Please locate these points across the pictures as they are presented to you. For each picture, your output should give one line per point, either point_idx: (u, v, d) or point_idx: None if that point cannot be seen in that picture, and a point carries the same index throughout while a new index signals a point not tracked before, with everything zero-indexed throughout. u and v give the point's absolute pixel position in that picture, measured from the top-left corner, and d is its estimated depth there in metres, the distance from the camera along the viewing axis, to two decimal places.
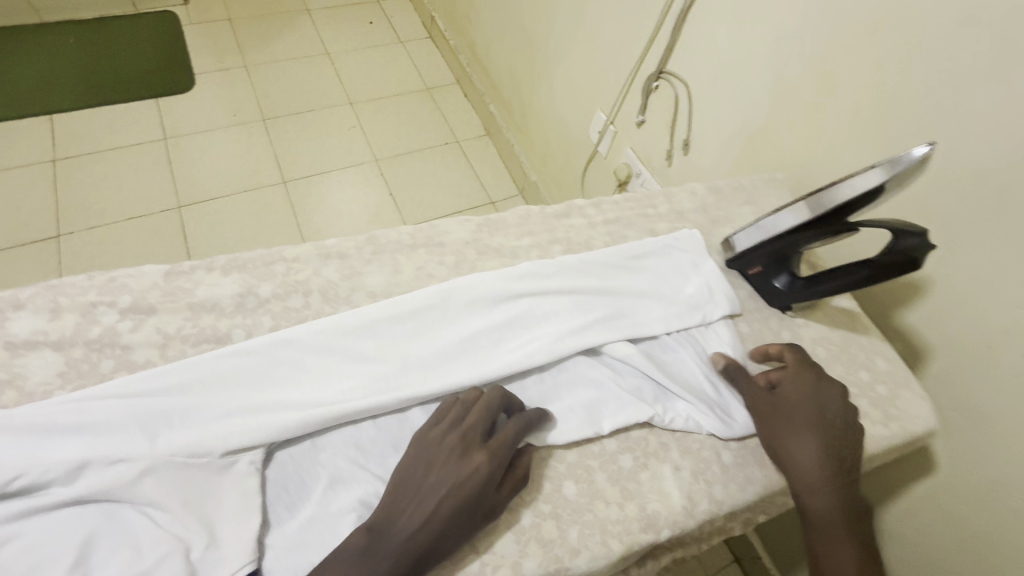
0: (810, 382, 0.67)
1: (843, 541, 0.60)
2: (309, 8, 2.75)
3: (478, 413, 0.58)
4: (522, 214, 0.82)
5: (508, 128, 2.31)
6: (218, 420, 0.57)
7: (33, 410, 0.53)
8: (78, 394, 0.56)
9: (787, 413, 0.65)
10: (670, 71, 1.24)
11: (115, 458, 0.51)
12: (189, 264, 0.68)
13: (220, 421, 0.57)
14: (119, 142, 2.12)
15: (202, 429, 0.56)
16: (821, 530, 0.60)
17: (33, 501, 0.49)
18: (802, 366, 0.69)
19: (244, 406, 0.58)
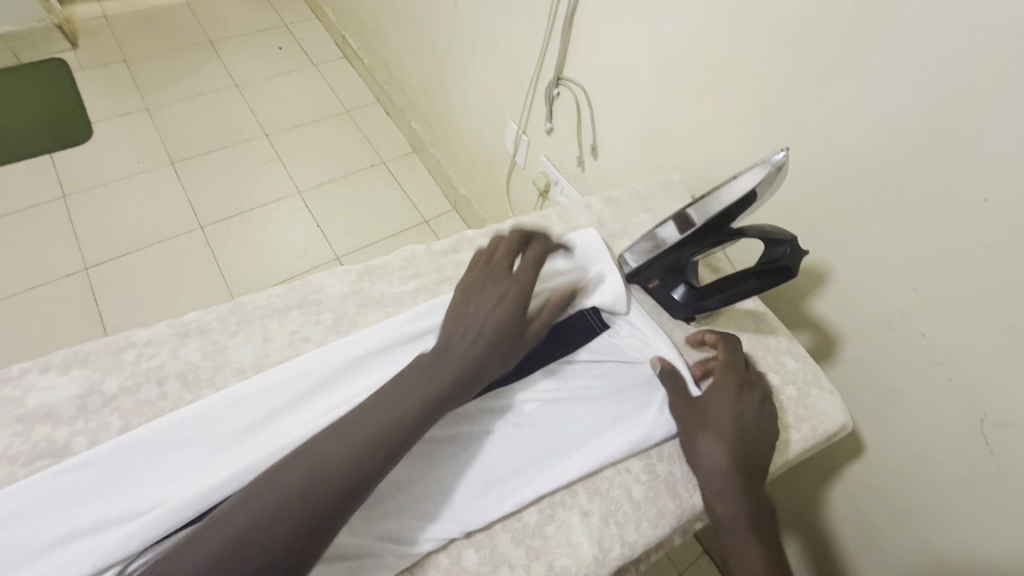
0: (733, 390, 0.66)
1: (748, 544, 0.58)
2: (211, 39, 2.62)
3: (493, 310, 0.61)
4: (407, 255, 0.77)
5: (431, 144, 2.25)
6: (56, 549, 0.50)
7: None
8: None
9: (702, 417, 0.64)
10: (567, 77, 1.21)
11: None
12: (20, 367, 0.60)
13: (57, 551, 0.50)
14: (10, 206, 1.96)
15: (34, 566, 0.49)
16: (727, 532, 0.59)
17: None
18: (727, 372, 0.68)
19: (87, 522, 0.52)
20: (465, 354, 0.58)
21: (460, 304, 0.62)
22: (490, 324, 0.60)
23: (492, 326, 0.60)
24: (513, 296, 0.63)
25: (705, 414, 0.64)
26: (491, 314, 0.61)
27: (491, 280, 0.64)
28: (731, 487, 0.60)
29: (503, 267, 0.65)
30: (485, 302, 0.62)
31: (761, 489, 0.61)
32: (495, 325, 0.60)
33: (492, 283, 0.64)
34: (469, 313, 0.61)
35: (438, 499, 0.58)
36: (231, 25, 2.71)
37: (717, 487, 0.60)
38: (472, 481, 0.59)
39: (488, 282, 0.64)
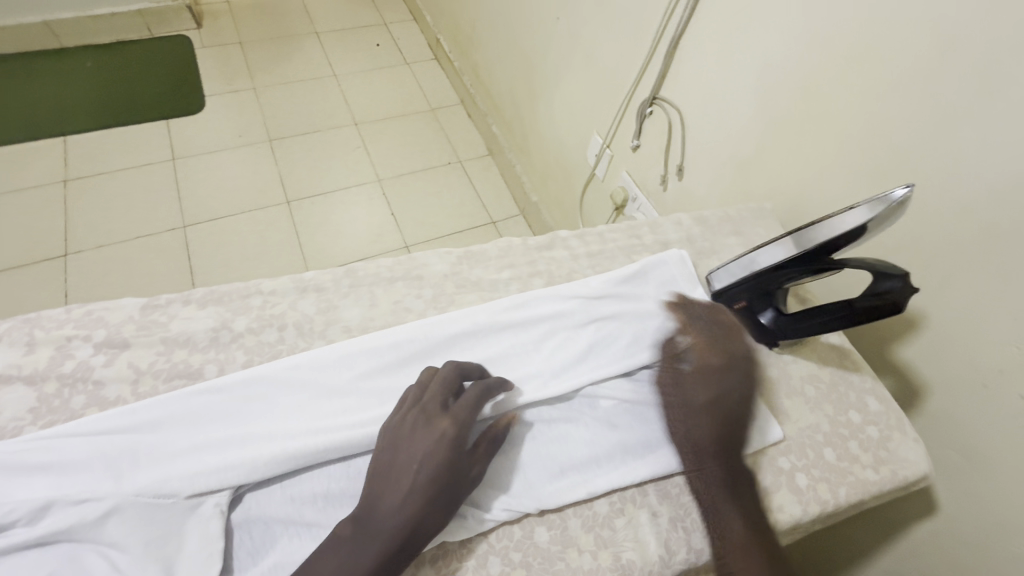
0: (715, 368, 0.69)
1: (728, 513, 0.61)
2: (317, 31, 2.81)
3: (433, 445, 0.55)
4: (503, 246, 0.81)
5: (509, 149, 2.32)
6: (186, 457, 0.56)
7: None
8: (50, 431, 0.56)
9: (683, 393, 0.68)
10: (664, 97, 1.23)
11: (80, 498, 0.51)
12: (167, 297, 0.69)
13: (188, 460, 0.56)
14: (129, 162, 2.17)
15: (167, 468, 0.55)
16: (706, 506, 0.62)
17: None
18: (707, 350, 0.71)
19: (215, 438, 0.58)
20: (416, 486, 0.53)
21: (392, 447, 0.55)
22: (432, 459, 0.54)
23: (437, 461, 0.54)
24: (449, 426, 0.56)
25: (682, 387, 0.68)
26: (430, 451, 0.54)
27: (420, 413, 0.57)
28: (705, 460, 0.64)
29: (434, 397, 0.59)
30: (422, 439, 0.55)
31: (737, 468, 0.65)
32: (439, 460, 0.54)
33: (426, 415, 0.57)
34: (406, 454, 0.54)
35: (517, 476, 0.60)
36: (336, 19, 2.90)
37: (694, 461, 0.64)
38: (550, 463, 0.62)
39: (418, 416, 0.57)
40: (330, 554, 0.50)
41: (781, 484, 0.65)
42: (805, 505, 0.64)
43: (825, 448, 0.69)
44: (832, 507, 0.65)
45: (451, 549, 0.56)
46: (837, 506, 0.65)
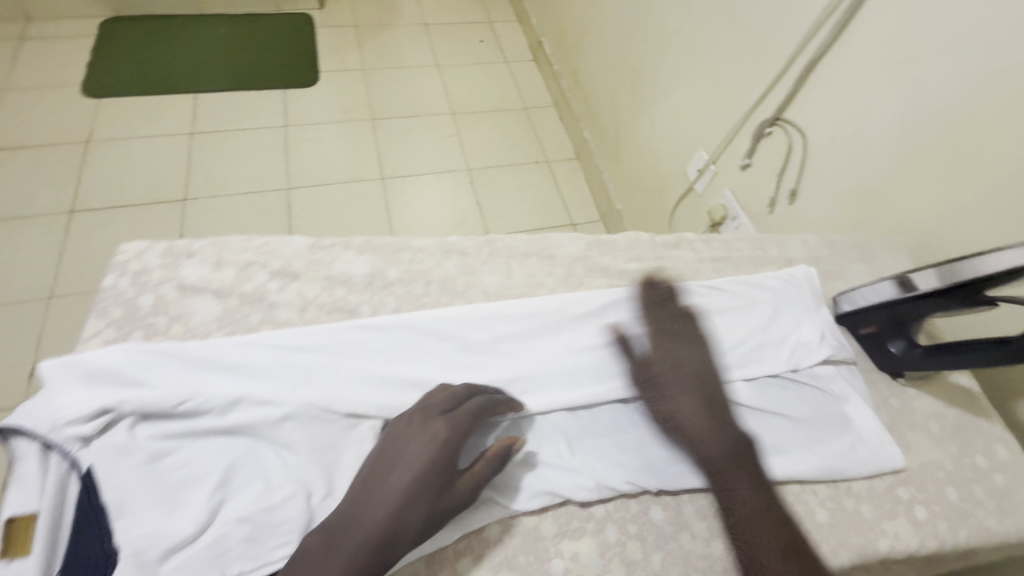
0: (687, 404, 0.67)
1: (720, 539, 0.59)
2: (426, 22, 2.93)
3: (419, 448, 0.54)
4: (631, 239, 0.84)
5: (599, 156, 2.34)
6: (348, 384, 0.62)
7: (199, 347, 0.62)
8: (236, 339, 0.64)
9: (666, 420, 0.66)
10: (787, 119, 1.21)
11: (263, 400, 0.58)
12: (331, 240, 0.76)
13: (349, 385, 0.62)
14: (247, 124, 2.32)
15: (333, 389, 0.61)
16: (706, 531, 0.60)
17: (189, 425, 0.56)
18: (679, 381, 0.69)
19: (372, 371, 0.64)
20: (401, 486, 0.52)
21: (386, 444, 0.56)
22: (419, 460, 0.54)
23: (426, 460, 0.54)
24: (441, 433, 0.56)
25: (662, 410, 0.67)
26: (419, 452, 0.54)
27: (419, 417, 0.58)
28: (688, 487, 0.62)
29: (440, 403, 0.59)
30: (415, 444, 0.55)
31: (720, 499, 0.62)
32: (425, 459, 0.54)
33: (425, 419, 0.57)
34: (397, 455, 0.55)
35: (638, 454, 0.63)
36: (444, 13, 3.01)
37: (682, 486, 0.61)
38: (670, 448, 0.64)
39: (417, 419, 0.57)
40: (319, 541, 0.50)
41: (899, 514, 0.64)
42: (923, 538, 0.63)
43: (947, 487, 0.67)
44: (952, 546, 0.63)
45: (571, 510, 0.60)
46: (956, 547, 0.64)
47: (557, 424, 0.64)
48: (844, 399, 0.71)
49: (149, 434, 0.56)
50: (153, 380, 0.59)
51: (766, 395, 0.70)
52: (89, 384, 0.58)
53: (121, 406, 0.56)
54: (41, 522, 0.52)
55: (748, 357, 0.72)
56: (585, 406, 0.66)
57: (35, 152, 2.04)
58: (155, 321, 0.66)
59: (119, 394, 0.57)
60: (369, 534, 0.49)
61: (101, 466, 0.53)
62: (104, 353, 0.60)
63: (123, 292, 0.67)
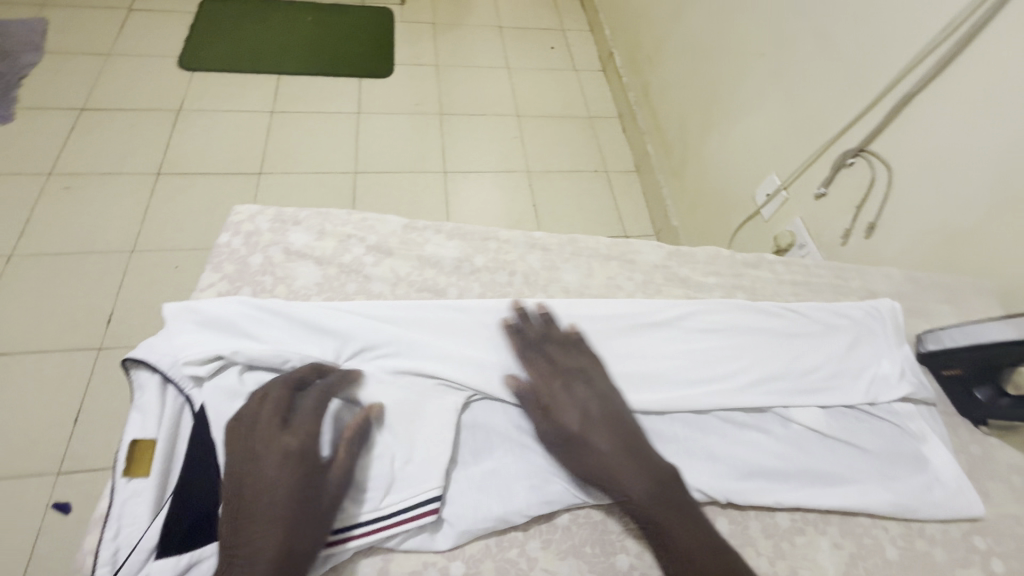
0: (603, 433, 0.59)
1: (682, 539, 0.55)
2: (500, 24, 2.92)
3: (271, 462, 0.51)
4: (711, 253, 0.84)
5: (661, 170, 2.20)
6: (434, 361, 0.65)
7: (303, 308, 0.66)
8: (336, 305, 0.68)
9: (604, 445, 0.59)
10: (873, 151, 1.17)
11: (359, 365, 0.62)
12: (424, 223, 0.79)
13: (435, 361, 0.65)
14: (324, 108, 2.29)
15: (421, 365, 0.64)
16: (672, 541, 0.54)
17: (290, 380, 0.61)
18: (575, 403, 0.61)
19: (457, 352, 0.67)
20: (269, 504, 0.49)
21: (243, 473, 0.51)
22: (284, 480, 0.50)
23: (293, 479, 0.51)
24: (295, 444, 0.52)
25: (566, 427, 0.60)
26: (279, 472, 0.51)
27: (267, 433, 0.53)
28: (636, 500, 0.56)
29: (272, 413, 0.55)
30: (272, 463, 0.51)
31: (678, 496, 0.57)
32: (288, 477, 0.51)
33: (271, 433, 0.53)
34: (251, 476, 0.51)
35: (708, 464, 0.64)
36: (517, 17, 2.98)
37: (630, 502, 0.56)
38: (739, 463, 0.64)
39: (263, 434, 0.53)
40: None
41: (973, 562, 0.63)
42: None
43: None
44: None
45: None
46: None
47: None
48: (923, 439, 0.70)
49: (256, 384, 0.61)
50: (261, 335, 0.63)
51: (840, 425, 0.69)
52: (206, 330, 0.63)
53: (234, 355, 0.60)
54: (157, 448, 0.57)
55: (825, 387, 0.72)
56: (656, 411, 0.67)
57: (130, 115, 2.02)
58: (262, 279, 0.70)
59: (233, 343, 0.62)
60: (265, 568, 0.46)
61: (214, 406, 0.58)
62: (221, 304, 0.65)
63: (235, 249, 0.73)
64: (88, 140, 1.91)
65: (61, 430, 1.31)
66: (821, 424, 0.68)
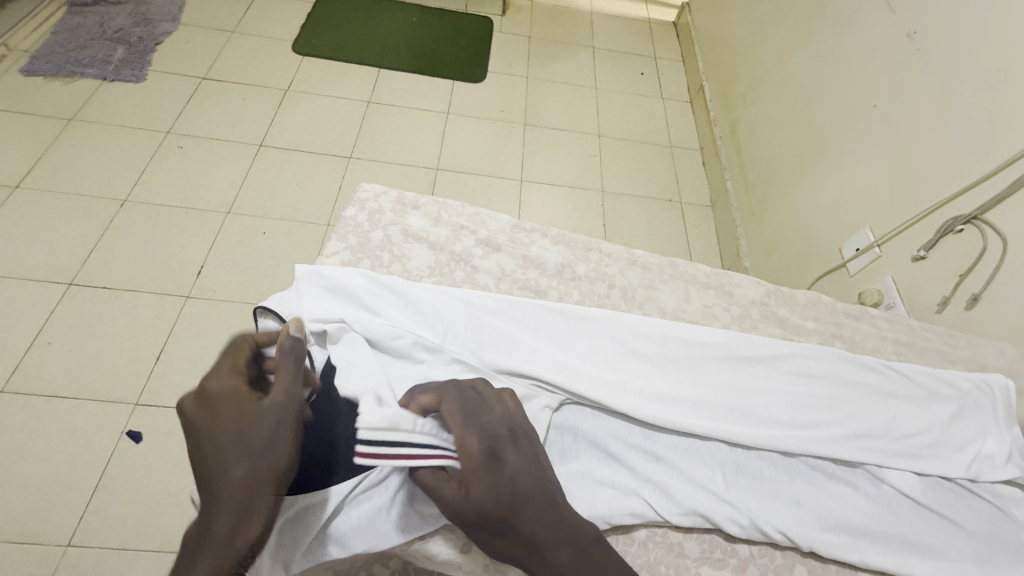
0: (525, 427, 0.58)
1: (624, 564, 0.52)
2: (594, 45, 2.86)
3: (226, 416, 0.51)
4: (811, 298, 0.84)
5: (738, 209, 2.14)
6: (534, 354, 0.68)
7: (419, 290, 0.70)
8: (447, 291, 0.72)
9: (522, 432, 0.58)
10: (987, 221, 1.10)
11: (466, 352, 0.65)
12: (531, 226, 0.83)
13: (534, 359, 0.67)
14: (416, 104, 2.35)
15: (522, 355, 0.67)
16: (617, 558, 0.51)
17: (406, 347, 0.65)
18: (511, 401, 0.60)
19: (555, 351, 0.69)
20: (237, 466, 0.48)
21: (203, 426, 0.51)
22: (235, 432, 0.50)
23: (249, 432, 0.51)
24: (250, 399, 0.53)
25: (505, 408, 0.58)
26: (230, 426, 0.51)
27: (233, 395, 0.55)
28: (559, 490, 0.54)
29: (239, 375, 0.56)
30: (232, 408, 0.52)
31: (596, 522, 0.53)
32: (240, 430, 0.50)
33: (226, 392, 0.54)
34: (213, 431, 0.50)
35: (791, 508, 0.63)
36: (613, 40, 2.93)
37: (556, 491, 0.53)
38: (824, 514, 0.62)
39: (228, 393, 0.53)
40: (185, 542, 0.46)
41: None
42: None
43: None
44: None
45: (717, 540, 0.61)
46: None
47: (715, 454, 0.65)
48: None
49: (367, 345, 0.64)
50: (377, 306, 0.68)
51: (935, 494, 0.67)
52: (332, 296, 0.68)
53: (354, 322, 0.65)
54: None
55: (923, 452, 0.69)
56: (744, 445, 0.66)
57: (244, 88, 2.18)
58: (381, 255, 0.75)
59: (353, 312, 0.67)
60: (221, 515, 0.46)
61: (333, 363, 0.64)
62: (349, 275, 0.70)
63: (360, 224, 0.78)
64: (203, 107, 2.08)
65: (146, 366, 1.42)
66: (915, 490, 0.66)
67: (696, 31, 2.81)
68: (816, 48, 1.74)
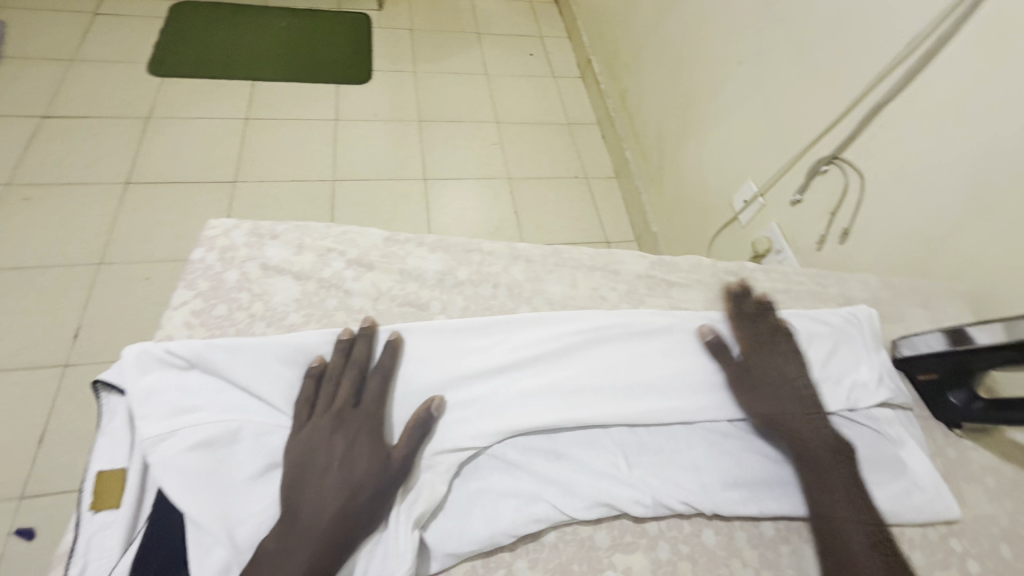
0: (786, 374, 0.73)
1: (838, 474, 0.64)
2: (480, 31, 2.81)
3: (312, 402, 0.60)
4: (694, 262, 0.86)
5: (639, 176, 2.20)
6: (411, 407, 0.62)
7: (284, 345, 0.63)
8: (317, 335, 0.65)
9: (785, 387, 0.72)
10: (846, 159, 1.18)
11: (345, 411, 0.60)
12: (405, 235, 0.78)
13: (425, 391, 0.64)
14: (299, 114, 2.20)
15: (402, 413, 0.63)
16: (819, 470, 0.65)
17: (254, 440, 0.57)
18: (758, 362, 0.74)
19: (443, 390, 0.65)
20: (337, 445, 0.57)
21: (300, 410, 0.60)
22: (325, 414, 0.60)
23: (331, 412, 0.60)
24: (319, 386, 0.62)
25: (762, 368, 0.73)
26: (319, 410, 0.60)
27: (347, 419, 0.60)
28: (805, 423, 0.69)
29: (345, 398, 0.61)
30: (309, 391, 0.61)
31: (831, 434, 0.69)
32: (328, 411, 0.60)
33: (343, 416, 0.60)
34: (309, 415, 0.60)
35: (693, 475, 0.64)
36: (498, 24, 2.89)
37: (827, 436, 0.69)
38: (723, 473, 0.64)
39: (311, 381, 0.62)
40: (306, 506, 0.53)
41: (951, 564, 0.64)
42: None
43: (1002, 542, 0.67)
44: None
45: (626, 525, 0.60)
46: None
47: (614, 437, 0.65)
48: (898, 440, 0.71)
49: (202, 443, 0.56)
50: (236, 379, 0.60)
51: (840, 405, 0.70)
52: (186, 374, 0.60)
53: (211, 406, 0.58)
54: (127, 481, 0.56)
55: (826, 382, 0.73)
56: (644, 423, 0.67)
57: (97, 121, 1.95)
58: (238, 296, 0.68)
59: (212, 395, 0.59)
60: (329, 483, 0.55)
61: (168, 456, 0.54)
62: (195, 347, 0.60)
63: (210, 265, 0.70)
64: (50, 149, 1.84)
65: (24, 453, 1.24)
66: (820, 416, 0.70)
67: (577, 6, 2.82)
68: (683, 11, 1.79)
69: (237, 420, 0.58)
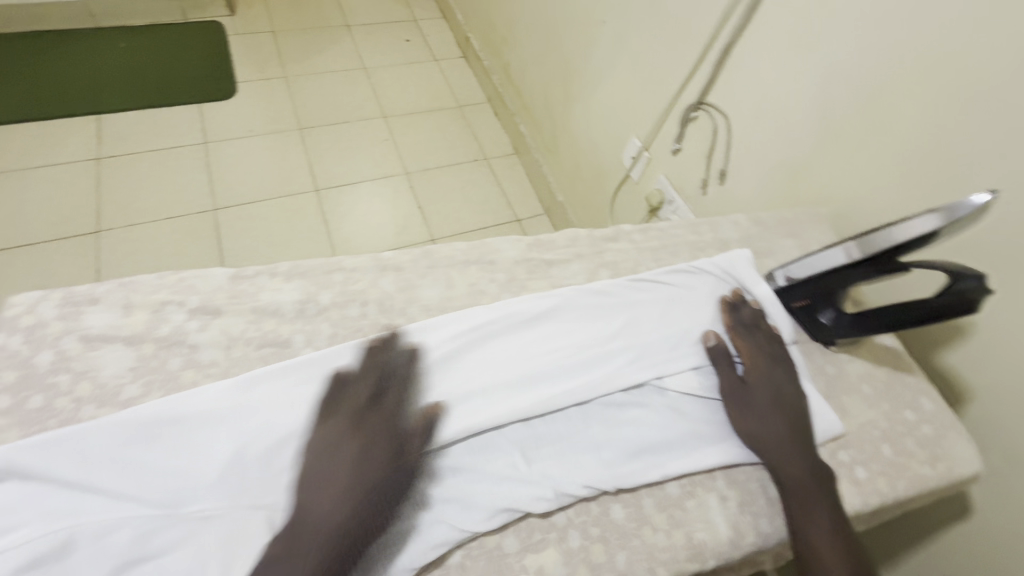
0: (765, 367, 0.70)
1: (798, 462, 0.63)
2: (349, 23, 2.64)
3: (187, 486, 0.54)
4: (571, 236, 0.85)
5: (536, 149, 2.18)
6: (285, 457, 0.57)
7: (122, 424, 0.55)
8: (163, 404, 0.57)
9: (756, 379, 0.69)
10: (711, 103, 1.20)
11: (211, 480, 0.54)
12: (254, 269, 0.71)
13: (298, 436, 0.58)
14: (159, 144, 1.98)
15: None
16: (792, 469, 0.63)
17: (93, 543, 0.49)
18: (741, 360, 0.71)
19: None
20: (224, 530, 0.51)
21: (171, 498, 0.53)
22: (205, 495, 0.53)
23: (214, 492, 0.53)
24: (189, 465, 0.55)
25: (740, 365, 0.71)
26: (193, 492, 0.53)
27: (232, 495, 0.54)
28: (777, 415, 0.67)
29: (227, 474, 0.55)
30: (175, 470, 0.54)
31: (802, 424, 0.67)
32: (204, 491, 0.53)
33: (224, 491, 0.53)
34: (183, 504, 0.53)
35: (594, 455, 0.63)
36: (368, 13, 2.72)
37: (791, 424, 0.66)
38: (623, 445, 0.64)
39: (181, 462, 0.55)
40: None
41: (843, 476, 0.68)
42: (863, 494, 0.67)
43: (883, 444, 0.72)
44: (890, 499, 0.68)
45: (534, 524, 0.59)
46: (895, 499, 0.68)
47: (510, 436, 0.63)
48: None
49: (27, 564, 0.47)
50: (66, 477, 0.52)
51: (763, 383, 0.69)
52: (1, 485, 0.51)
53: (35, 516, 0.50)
54: None
55: (751, 356, 0.72)
56: (540, 414, 0.65)
57: None
58: (56, 380, 0.59)
59: (36, 502, 0.51)
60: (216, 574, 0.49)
61: None
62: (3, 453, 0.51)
63: (14, 352, 0.60)
64: None
65: None
66: (725, 363, 0.71)
67: None
68: None
69: (70, 526, 0.50)
